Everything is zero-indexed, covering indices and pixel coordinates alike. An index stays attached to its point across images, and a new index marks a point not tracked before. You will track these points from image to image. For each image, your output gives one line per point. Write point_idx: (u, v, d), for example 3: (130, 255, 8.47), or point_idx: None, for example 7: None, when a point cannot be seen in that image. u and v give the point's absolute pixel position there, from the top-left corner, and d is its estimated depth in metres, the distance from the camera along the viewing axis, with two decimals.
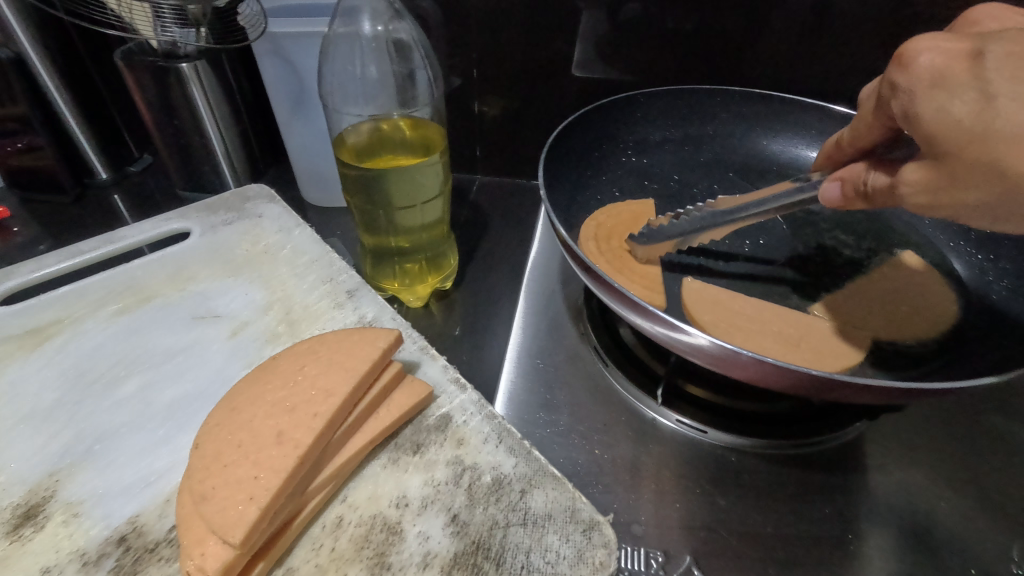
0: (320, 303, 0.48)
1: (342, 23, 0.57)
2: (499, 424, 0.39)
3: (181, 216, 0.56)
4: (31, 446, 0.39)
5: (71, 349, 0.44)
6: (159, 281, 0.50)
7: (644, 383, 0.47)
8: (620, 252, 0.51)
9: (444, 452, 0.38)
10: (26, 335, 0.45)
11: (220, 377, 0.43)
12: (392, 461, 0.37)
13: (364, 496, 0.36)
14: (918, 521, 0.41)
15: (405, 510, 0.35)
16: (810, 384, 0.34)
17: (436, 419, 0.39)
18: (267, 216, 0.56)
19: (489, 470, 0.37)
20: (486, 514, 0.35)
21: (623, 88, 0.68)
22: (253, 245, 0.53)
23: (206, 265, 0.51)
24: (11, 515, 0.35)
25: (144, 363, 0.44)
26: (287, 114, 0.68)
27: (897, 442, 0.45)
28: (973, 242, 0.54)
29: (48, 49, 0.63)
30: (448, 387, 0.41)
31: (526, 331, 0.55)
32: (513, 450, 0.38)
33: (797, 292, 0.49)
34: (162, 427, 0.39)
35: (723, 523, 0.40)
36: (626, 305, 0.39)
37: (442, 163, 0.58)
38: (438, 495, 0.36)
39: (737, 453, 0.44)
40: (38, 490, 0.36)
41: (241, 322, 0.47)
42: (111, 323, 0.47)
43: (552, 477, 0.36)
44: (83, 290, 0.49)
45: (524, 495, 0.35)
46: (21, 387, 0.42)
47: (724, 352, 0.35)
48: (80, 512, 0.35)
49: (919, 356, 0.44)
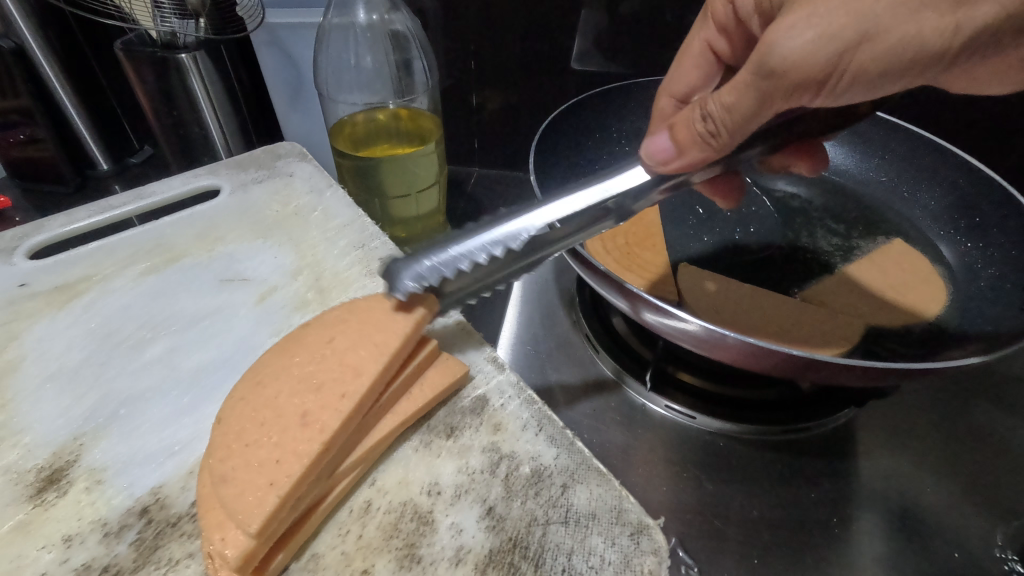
0: (351, 270, 0.48)
1: (336, 14, 0.58)
2: (539, 410, 0.39)
3: (211, 172, 0.57)
4: (56, 407, 0.39)
5: (97, 309, 0.45)
6: (189, 241, 0.50)
7: (634, 368, 0.47)
8: (626, 251, 0.49)
9: (479, 438, 0.38)
10: (55, 292, 0.46)
11: (246, 343, 0.43)
12: (424, 444, 0.38)
13: (393, 482, 0.36)
14: (902, 506, 0.41)
15: (437, 499, 0.35)
16: (793, 365, 0.34)
17: (471, 401, 0.40)
18: (299, 175, 0.57)
19: (528, 460, 0.37)
20: (524, 509, 0.35)
21: (619, 79, 0.68)
22: (283, 206, 0.54)
23: (235, 226, 0.52)
24: (36, 478, 0.36)
25: (170, 326, 0.44)
26: (286, 105, 0.72)
27: (884, 426, 0.46)
28: (962, 231, 0.54)
29: (48, 41, 0.64)
30: (485, 366, 0.42)
31: (520, 319, 0.55)
32: (553, 441, 0.38)
33: (786, 281, 0.49)
34: (186, 395, 0.40)
35: (709, 507, 0.40)
36: (612, 288, 0.39)
37: (436, 153, 0.59)
38: (473, 484, 0.36)
39: (726, 438, 0.44)
40: (62, 453, 0.37)
41: (270, 287, 0.47)
42: (139, 282, 0.47)
43: (596, 472, 0.36)
44: (112, 247, 0.50)
45: (566, 491, 0.36)
46: (48, 344, 0.43)
47: (711, 335, 0.35)
48: (103, 480, 0.36)
49: (904, 342, 0.44)
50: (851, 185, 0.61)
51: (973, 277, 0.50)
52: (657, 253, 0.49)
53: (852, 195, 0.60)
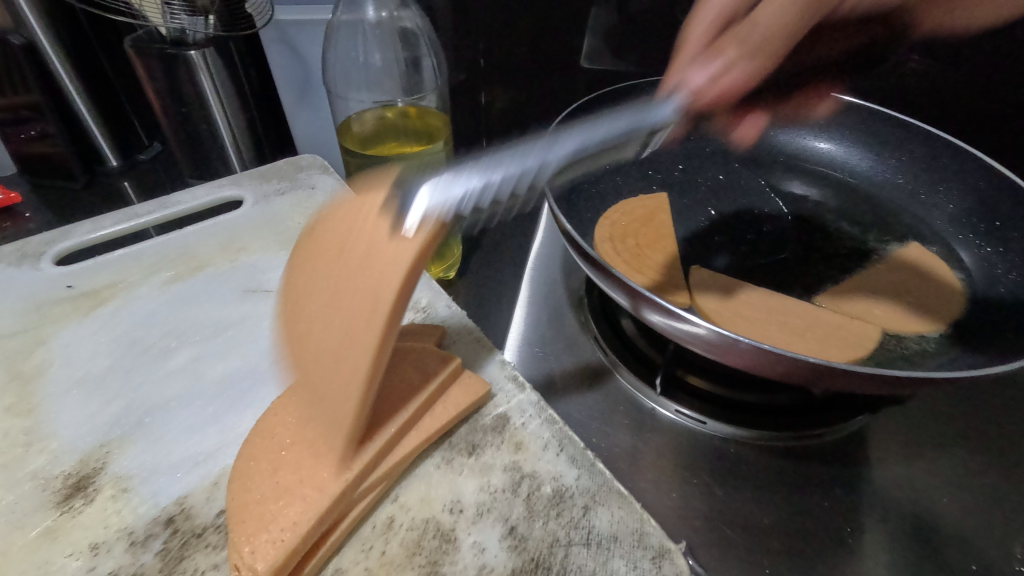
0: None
1: (345, 11, 0.58)
2: (559, 430, 0.39)
3: (235, 184, 0.57)
4: (82, 413, 0.39)
5: (123, 316, 0.45)
6: (212, 250, 0.50)
7: (644, 371, 0.47)
8: (636, 253, 0.49)
9: (501, 457, 0.37)
10: (81, 298, 0.46)
11: (270, 354, 0.43)
12: (447, 461, 0.37)
13: (416, 498, 0.36)
14: (917, 515, 0.40)
15: (459, 517, 0.35)
16: (806, 371, 0.34)
17: (493, 419, 0.39)
18: (320, 188, 0.57)
19: (549, 480, 0.36)
20: (546, 529, 0.34)
21: (629, 77, 0.67)
22: (306, 219, 0.54)
23: (258, 236, 0.52)
24: (62, 484, 0.36)
25: (195, 335, 0.44)
26: (294, 103, 0.74)
27: (899, 433, 0.45)
28: (982, 235, 0.53)
29: (58, 36, 0.64)
30: (506, 384, 0.41)
31: (528, 322, 0.54)
32: (575, 461, 0.37)
33: (800, 284, 0.48)
34: (211, 404, 0.40)
35: (720, 514, 0.40)
36: (622, 291, 0.39)
37: (445, 150, 0.58)
38: (495, 502, 0.35)
39: (738, 444, 0.43)
40: (89, 460, 0.37)
41: None
42: (164, 290, 0.47)
43: (618, 494, 0.36)
44: (138, 256, 0.50)
45: (587, 512, 0.35)
46: (73, 350, 0.43)
47: (722, 339, 0.34)
48: (129, 488, 0.36)
49: (920, 349, 0.43)
50: (867, 188, 0.60)
51: (992, 282, 0.49)
52: (668, 254, 0.49)
53: (866, 197, 0.59)
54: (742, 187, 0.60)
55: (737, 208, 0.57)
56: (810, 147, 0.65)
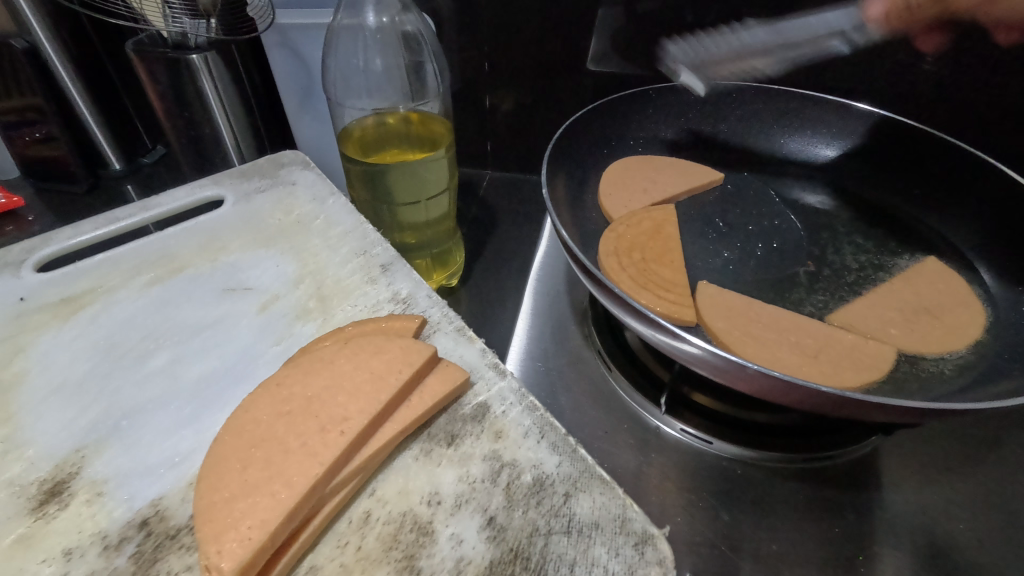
0: (353, 278, 0.47)
1: (345, 15, 0.57)
2: (541, 418, 0.37)
3: (215, 183, 0.56)
4: (59, 419, 0.38)
5: (103, 320, 0.44)
6: (192, 252, 0.50)
7: (648, 388, 0.45)
8: (642, 267, 0.47)
9: (480, 446, 0.36)
10: (61, 304, 0.45)
11: (249, 352, 0.42)
12: (424, 453, 0.36)
13: (394, 491, 0.34)
14: (934, 544, 0.39)
15: (436, 509, 0.33)
16: (822, 400, 0.33)
17: (472, 408, 0.38)
18: (301, 183, 0.56)
19: (529, 468, 0.35)
20: (526, 519, 0.33)
21: (637, 83, 0.66)
22: (286, 215, 0.53)
23: (238, 235, 0.51)
24: (37, 491, 0.35)
25: (173, 336, 0.43)
26: (296, 109, 0.71)
27: (914, 457, 0.44)
28: (1002, 250, 0.51)
29: (60, 39, 0.63)
30: (487, 372, 0.40)
31: (531, 334, 0.53)
32: (556, 448, 0.36)
33: (812, 301, 0.47)
34: (187, 405, 0.39)
35: (726, 539, 0.38)
36: (629, 311, 0.37)
37: (447, 158, 0.57)
38: (474, 493, 0.34)
39: (745, 466, 0.42)
40: (64, 466, 0.36)
41: (271, 296, 0.46)
42: (144, 292, 0.46)
43: (600, 480, 0.34)
44: (117, 259, 0.49)
45: (568, 500, 0.34)
46: (53, 357, 0.42)
47: (730, 364, 0.33)
48: (104, 492, 0.35)
49: (937, 373, 0.42)
50: (881, 199, 0.59)
51: (1012, 300, 0.48)
52: (676, 270, 0.47)
53: (880, 206, 0.58)
54: (753, 200, 0.58)
55: (746, 219, 0.55)
56: (821, 157, 0.64)
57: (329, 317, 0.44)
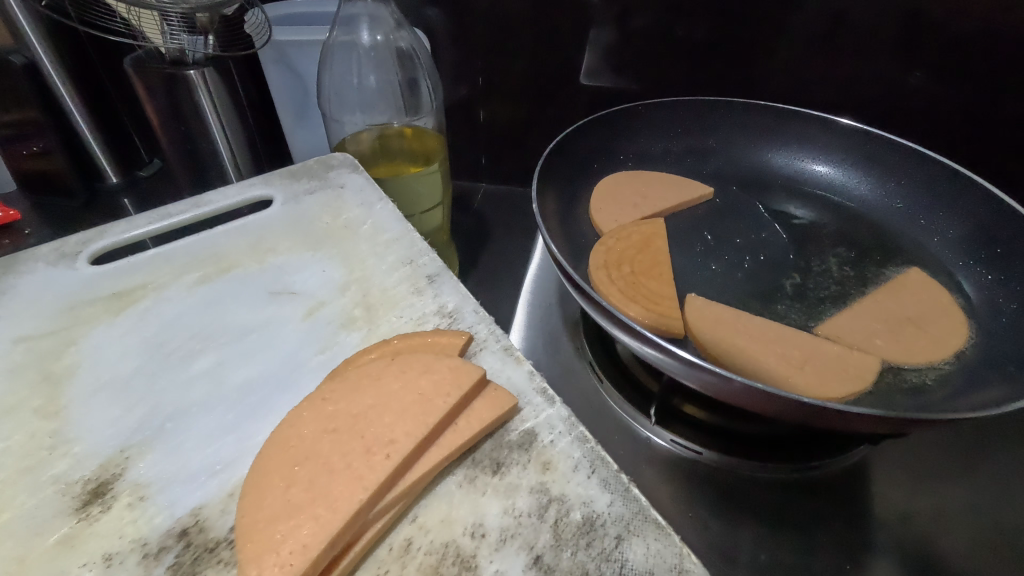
0: (399, 288, 0.45)
1: (341, 32, 0.58)
2: (592, 449, 0.35)
3: (266, 183, 0.55)
4: (107, 416, 0.37)
5: (151, 317, 0.43)
6: (241, 251, 0.49)
7: (638, 401, 0.46)
8: (632, 281, 0.48)
9: (527, 477, 0.34)
10: (113, 298, 0.45)
11: (293, 361, 0.40)
12: (469, 479, 0.33)
13: (436, 519, 0.32)
14: (925, 549, 0.40)
15: (481, 542, 0.31)
16: (803, 412, 0.34)
17: (519, 435, 0.35)
18: (350, 187, 0.54)
19: (579, 506, 0.32)
20: (575, 560, 0.31)
21: (628, 97, 0.67)
22: (334, 218, 0.51)
23: (286, 237, 0.50)
24: (82, 491, 0.34)
25: (221, 338, 0.42)
26: (292, 123, 0.73)
27: (905, 465, 0.44)
28: (984, 263, 0.53)
29: (59, 53, 0.64)
30: (535, 398, 0.37)
31: (525, 346, 0.54)
32: (607, 484, 0.33)
33: (798, 313, 0.48)
34: (232, 411, 0.37)
35: (720, 549, 0.39)
36: (613, 321, 0.38)
37: (441, 172, 0.59)
38: (520, 528, 0.32)
39: (735, 477, 0.43)
40: (109, 466, 0.35)
41: (318, 302, 0.44)
42: (193, 291, 0.45)
43: (655, 524, 0.32)
44: (167, 256, 0.48)
45: (620, 544, 0.31)
46: (102, 352, 0.41)
47: (717, 378, 0.34)
48: (147, 496, 0.33)
49: (920, 384, 0.42)
50: (864, 212, 0.60)
51: (995, 312, 0.49)
52: (663, 283, 0.48)
53: (865, 219, 0.59)
54: (741, 212, 0.59)
55: (734, 232, 0.56)
56: (805, 171, 0.65)
57: (374, 328, 0.42)
